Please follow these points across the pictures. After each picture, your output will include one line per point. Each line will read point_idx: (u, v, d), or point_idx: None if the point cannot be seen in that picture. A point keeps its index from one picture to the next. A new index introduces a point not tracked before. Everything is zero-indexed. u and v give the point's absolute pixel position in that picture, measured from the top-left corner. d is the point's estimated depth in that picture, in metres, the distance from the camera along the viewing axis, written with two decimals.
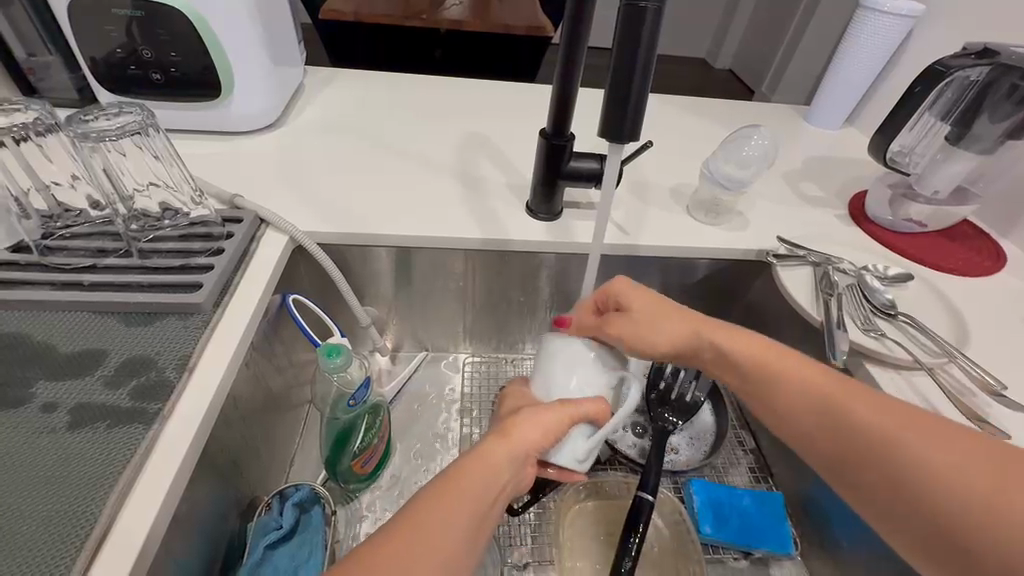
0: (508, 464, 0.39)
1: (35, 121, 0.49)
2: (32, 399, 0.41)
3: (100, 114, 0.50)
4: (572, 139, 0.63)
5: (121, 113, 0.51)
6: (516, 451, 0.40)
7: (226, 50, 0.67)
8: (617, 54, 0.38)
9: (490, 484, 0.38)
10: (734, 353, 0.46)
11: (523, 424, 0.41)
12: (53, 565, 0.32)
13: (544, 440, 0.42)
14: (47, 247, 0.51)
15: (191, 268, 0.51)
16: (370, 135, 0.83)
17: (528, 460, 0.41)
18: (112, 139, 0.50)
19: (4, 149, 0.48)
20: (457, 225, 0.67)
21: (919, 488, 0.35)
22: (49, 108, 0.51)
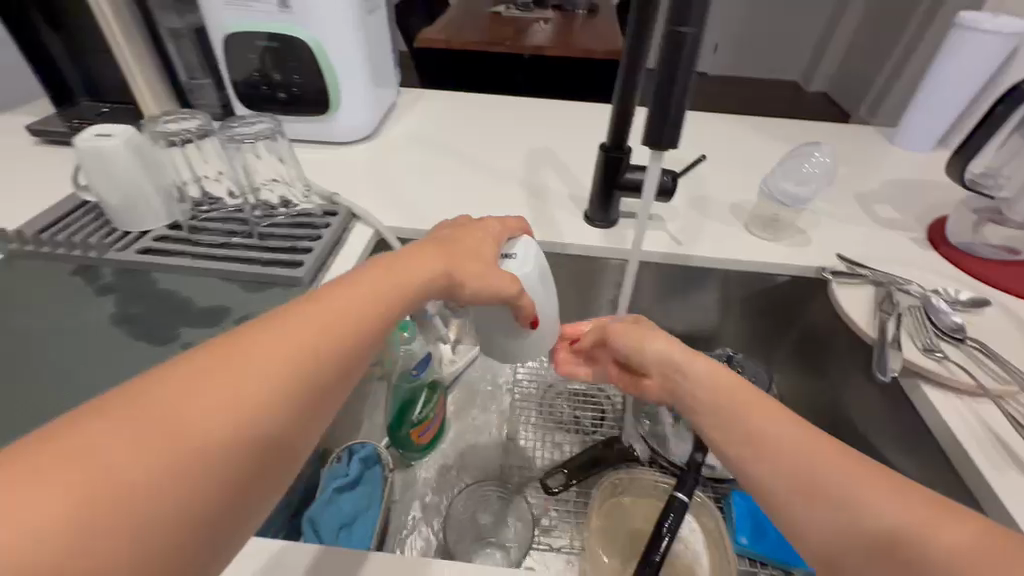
0: (305, 353, 0.32)
1: (199, 128, 0.63)
2: (176, 340, 0.52)
3: (243, 122, 0.64)
4: (628, 153, 0.67)
5: (257, 121, 0.64)
6: (318, 322, 0.34)
7: (337, 74, 0.79)
8: (661, 66, 0.42)
9: (271, 369, 0.30)
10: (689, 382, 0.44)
11: (346, 295, 0.36)
12: None
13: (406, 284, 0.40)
14: (193, 226, 0.64)
15: (297, 250, 0.62)
16: (450, 147, 0.92)
17: (348, 335, 0.35)
18: (249, 142, 0.63)
19: (173, 148, 0.62)
20: (521, 228, 0.74)
21: (875, 517, 0.30)
22: (206, 116, 0.65)
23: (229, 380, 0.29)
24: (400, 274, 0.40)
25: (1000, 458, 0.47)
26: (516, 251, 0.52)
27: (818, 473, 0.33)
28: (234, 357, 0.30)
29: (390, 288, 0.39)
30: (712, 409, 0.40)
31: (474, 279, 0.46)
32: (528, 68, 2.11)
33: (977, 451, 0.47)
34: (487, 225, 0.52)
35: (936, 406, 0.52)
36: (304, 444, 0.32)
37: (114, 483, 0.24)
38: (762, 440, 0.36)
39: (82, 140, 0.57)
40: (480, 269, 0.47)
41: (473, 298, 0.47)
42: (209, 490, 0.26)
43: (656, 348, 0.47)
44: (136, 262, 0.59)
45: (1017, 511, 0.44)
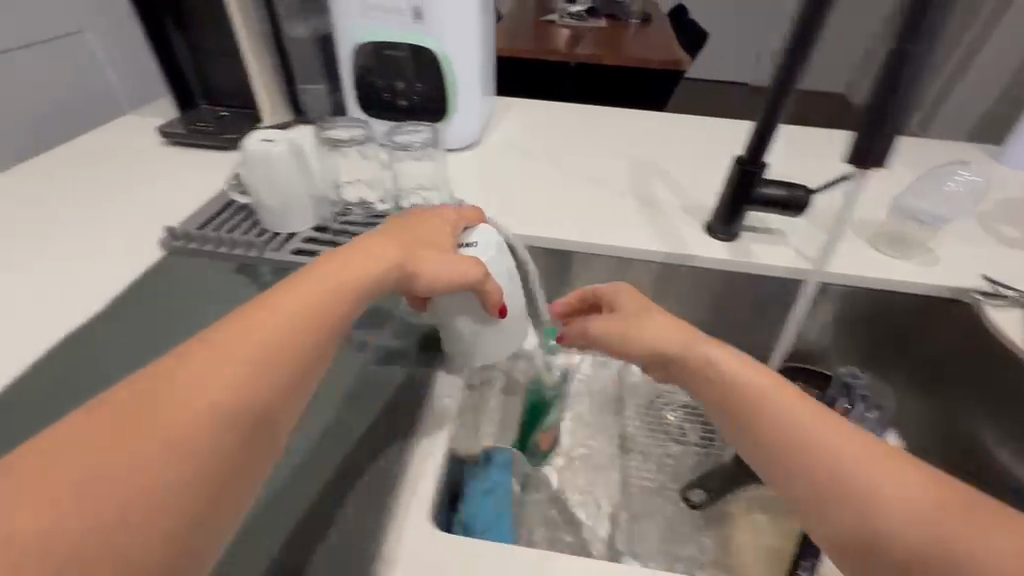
0: (249, 356, 0.36)
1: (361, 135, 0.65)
2: None
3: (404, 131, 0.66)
4: (763, 167, 0.67)
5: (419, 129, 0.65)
6: (250, 326, 0.37)
7: (459, 83, 0.81)
8: (876, 91, 0.43)
9: (212, 376, 0.34)
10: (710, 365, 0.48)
11: (287, 299, 0.40)
12: None
13: (358, 286, 0.44)
14: (336, 229, 0.67)
15: None
16: (552, 156, 0.93)
17: (303, 337, 0.39)
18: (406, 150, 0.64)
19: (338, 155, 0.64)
20: (643, 239, 0.74)
21: (878, 507, 0.37)
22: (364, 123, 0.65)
23: (175, 400, 0.32)
24: (339, 281, 0.43)
25: None
26: (477, 240, 0.55)
27: (854, 472, 0.38)
28: (176, 379, 0.33)
29: (334, 295, 0.42)
30: (752, 404, 0.45)
31: (430, 266, 0.49)
32: (575, 76, 2.17)
33: None
34: (439, 215, 0.55)
35: None
36: (265, 438, 0.36)
37: (51, 501, 0.27)
38: (795, 438, 0.42)
39: (250, 146, 0.60)
40: (434, 257, 0.50)
41: (430, 286, 0.50)
42: (177, 495, 0.30)
43: (654, 337, 0.53)
44: (292, 262, 0.62)
45: None
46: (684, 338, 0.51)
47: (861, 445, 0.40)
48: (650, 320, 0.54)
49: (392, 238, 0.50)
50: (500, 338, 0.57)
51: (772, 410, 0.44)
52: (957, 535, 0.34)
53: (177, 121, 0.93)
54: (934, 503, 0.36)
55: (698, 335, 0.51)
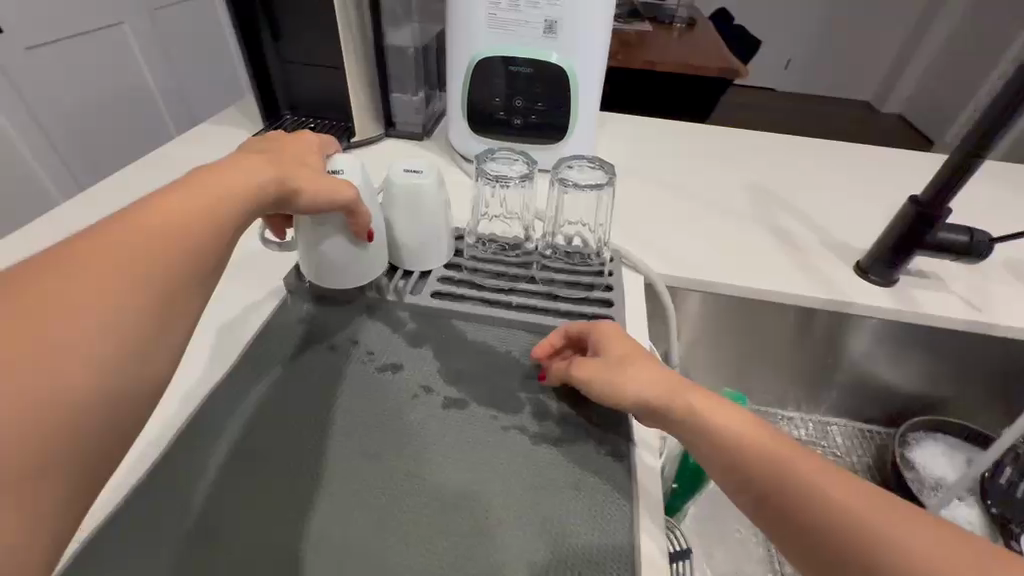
0: (134, 259, 0.31)
1: (527, 171, 0.61)
2: (522, 407, 0.47)
3: (576, 166, 0.60)
4: (946, 211, 0.61)
5: (594, 168, 0.60)
6: (144, 233, 0.32)
7: (581, 104, 0.75)
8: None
9: (97, 282, 0.29)
10: (679, 404, 0.41)
11: (172, 205, 0.34)
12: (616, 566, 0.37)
13: (244, 197, 0.38)
14: (472, 267, 0.60)
15: (595, 301, 0.58)
16: (662, 180, 0.87)
17: (184, 241, 0.33)
18: (580, 189, 0.59)
19: (495, 187, 0.61)
20: (794, 281, 0.68)
21: (870, 553, 0.31)
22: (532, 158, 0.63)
23: (73, 290, 0.28)
24: (225, 189, 0.38)
25: None
26: (341, 167, 0.50)
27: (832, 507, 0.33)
28: (71, 273, 0.28)
29: (221, 199, 0.37)
30: (739, 453, 0.38)
31: (310, 184, 0.45)
32: (618, 81, 2.10)
33: None
34: (301, 139, 0.49)
35: None
36: (178, 323, 0.32)
37: (43, 412, 0.25)
38: (793, 488, 0.35)
39: (397, 178, 0.53)
40: (311, 175, 0.45)
41: (312, 205, 0.46)
42: (97, 383, 0.27)
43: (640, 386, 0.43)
44: (434, 306, 0.55)
45: None
46: (665, 384, 0.42)
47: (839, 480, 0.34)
48: (633, 366, 0.44)
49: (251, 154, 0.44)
50: (369, 263, 0.54)
51: (752, 446, 0.37)
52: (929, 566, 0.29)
53: (262, 134, 0.86)
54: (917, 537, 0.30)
55: (680, 378, 0.43)
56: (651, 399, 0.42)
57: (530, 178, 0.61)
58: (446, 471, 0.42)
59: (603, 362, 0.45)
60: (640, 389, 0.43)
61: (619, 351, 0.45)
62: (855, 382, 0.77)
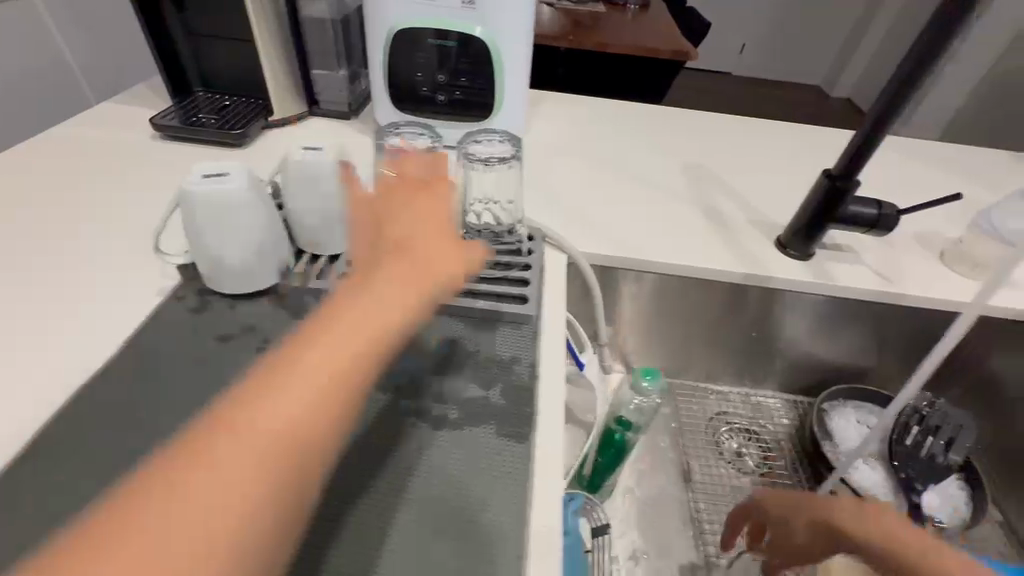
0: (305, 403, 0.31)
1: (432, 145, 0.58)
2: (426, 391, 0.45)
3: (483, 141, 0.59)
4: (856, 184, 0.62)
5: (498, 142, 0.59)
6: (309, 370, 0.32)
7: (507, 81, 0.73)
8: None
9: (266, 430, 0.29)
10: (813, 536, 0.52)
11: (334, 334, 0.34)
12: (506, 550, 0.36)
13: (407, 311, 0.37)
14: None
15: (509, 281, 0.55)
16: (597, 159, 0.85)
17: (349, 373, 0.33)
18: (489, 164, 0.57)
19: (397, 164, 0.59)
20: (719, 257, 0.68)
21: None
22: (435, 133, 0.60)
23: (271, 417, 0.30)
24: (387, 305, 0.36)
25: None
26: (228, 169, 0.46)
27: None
28: (253, 416, 0.30)
29: (389, 323, 0.36)
30: (891, 553, 0.45)
31: (445, 262, 0.41)
32: (575, 63, 2.09)
33: None
34: (436, 187, 0.45)
35: None
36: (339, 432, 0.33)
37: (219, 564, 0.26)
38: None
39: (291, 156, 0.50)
40: (436, 246, 0.41)
41: (455, 279, 0.42)
42: (261, 521, 0.28)
43: (804, 525, 0.52)
44: (341, 291, 0.53)
45: None
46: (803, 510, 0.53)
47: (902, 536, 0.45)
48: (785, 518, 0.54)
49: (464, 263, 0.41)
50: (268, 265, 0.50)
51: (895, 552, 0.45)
52: None
53: (172, 113, 0.80)
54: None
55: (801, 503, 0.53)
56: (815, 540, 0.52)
57: (435, 152, 0.58)
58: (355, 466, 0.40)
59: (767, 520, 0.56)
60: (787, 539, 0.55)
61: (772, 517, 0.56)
62: (783, 355, 0.78)
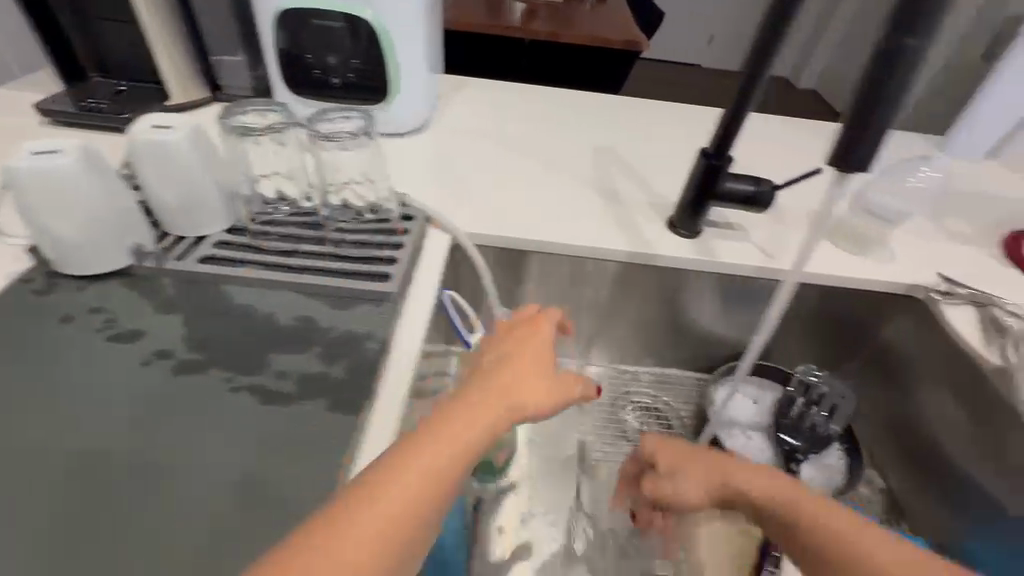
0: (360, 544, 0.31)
1: (282, 124, 0.57)
2: (265, 366, 0.45)
3: (333, 119, 0.58)
4: (729, 161, 0.63)
5: (346, 116, 0.59)
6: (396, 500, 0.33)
7: (400, 64, 0.73)
8: (863, 81, 0.36)
9: None
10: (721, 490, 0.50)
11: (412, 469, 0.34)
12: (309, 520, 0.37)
13: (473, 439, 0.37)
14: (258, 231, 0.57)
15: (376, 260, 0.56)
16: (506, 141, 0.85)
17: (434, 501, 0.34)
18: (340, 140, 0.58)
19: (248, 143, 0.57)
20: (607, 235, 0.69)
21: None
22: (286, 109, 0.59)
23: (325, 564, 0.30)
24: (466, 431, 0.37)
25: None
26: (57, 147, 0.45)
27: (857, 559, 0.40)
28: (310, 562, 0.30)
29: (459, 447, 0.36)
30: (777, 510, 0.46)
31: (537, 393, 0.42)
32: (531, 52, 2.07)
33: None
34: (536, 326, 0.48)
35: None
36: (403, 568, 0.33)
37: None
38: (823, 546, 0.42)
39: (138, 132, 0.49)
40: (534, 382, 0.42)
41: (545, 409, 0.42)
42: None
43: (696, 482, 0.52)
44: (200, 272, 0.52)
45: None
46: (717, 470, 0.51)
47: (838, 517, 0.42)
48: (686, 474, 0.52)
49: (543, 356, 0.45)
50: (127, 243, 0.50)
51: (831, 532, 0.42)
52: None
53: (63, 97, 0.78)
54: None
55: (724, 461, 0.51)
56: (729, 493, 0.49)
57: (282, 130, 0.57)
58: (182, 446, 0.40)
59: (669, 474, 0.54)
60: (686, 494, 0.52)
61: (680, 467, 0.53)
62: (685, 334, 0.79)
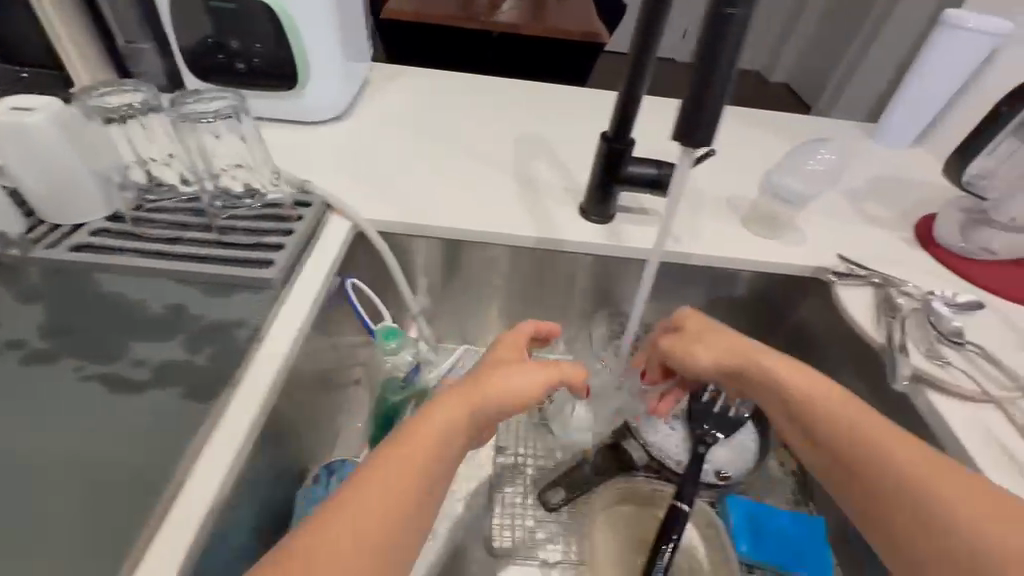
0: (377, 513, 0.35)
1: (143, 102, 0.55)
2: (123, 354, 0.45)
3: (199, 98, 0.57)
4: (632, 144, 0.63)
5: (216, 98, 0.57)
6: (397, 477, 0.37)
7: (309, 51, 0.72)
8: (698, 54, 0.38)
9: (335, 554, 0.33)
10: (736, 363, 0.53)
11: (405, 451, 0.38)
12: (138, 508, 0.36)
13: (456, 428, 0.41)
14: (140, 218, 0.56)
15: (264, 246, 0.55)
16: (429, 127, 0.83)
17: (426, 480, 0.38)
18: (207, 120, 0.56)
19: (113, 126, 0.55)
20: (514, 221, 0.68)
21: (900, 481, 0.40)
22: (153, 90, 0.57)
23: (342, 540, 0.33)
24: (445, 420, 0.41)
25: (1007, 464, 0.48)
26: None
27: (861, 439, 0.43)
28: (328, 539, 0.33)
29: (440, 438, 0.40)
30: (794, 394, 0.48)
31: (518, 375, 0.46)
32: None
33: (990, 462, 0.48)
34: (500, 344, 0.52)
35: (942, 413, 0.52)
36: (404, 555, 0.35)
37: None
38: (828, 428, 0.45)
39: None
40: (516, 370, 0.46)
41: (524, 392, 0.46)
42: None
43: (712, 357, 0.54)
44: (71, 261, 0.51)
45: None
46: (739, 351, 0.53)
47: (874, 427, 0.43)
48: (709, 342, 0.55)
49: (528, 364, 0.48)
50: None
51: (858, 433, 0.43)
52: (941, 497, 0.38)
53: None
54: (930, 474, 0.40)
55: (756, 343, 0.53)
56: (748, 376, 0.52)
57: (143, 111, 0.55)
58: (21, 435, 0.39)
59: (683, 342, 0.57)
60: (700, 361, 0.55)
61: (707, 338, 0.55)
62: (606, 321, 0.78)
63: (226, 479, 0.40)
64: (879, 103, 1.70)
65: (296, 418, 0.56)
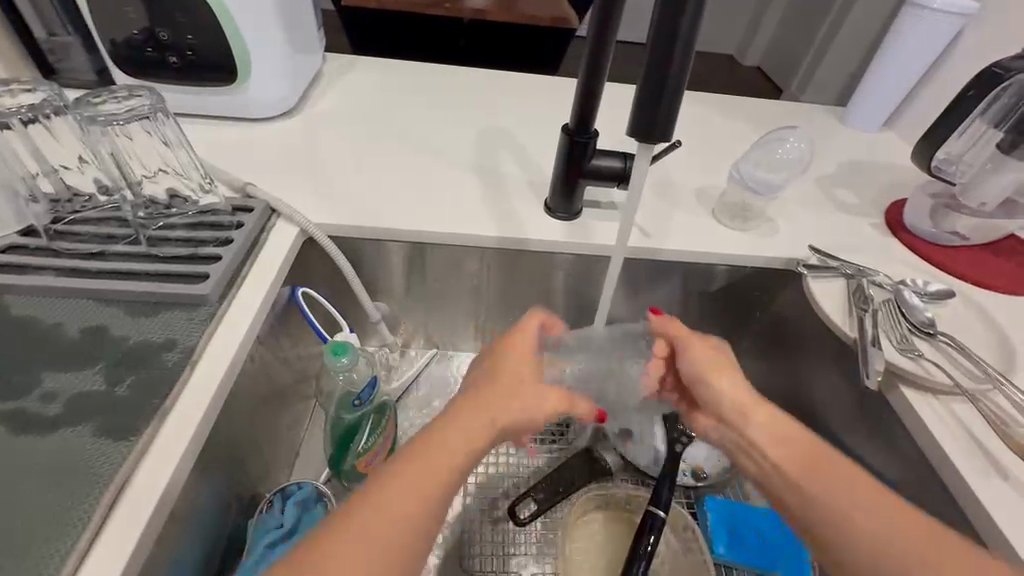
0: (392, 526, 0.34)
1: (42, 103, 0.49)
2: (35, 387, 0.41)
3: (109, 96, 0.51)
4: (595, 135, 0.60)
5: (131, 96, 0.52)
6: (405, 485, 0.35)
7: (249, 43, 0.66)
8: (653, 33, 0.38)
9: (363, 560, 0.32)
10: (732, 408, 0.46)
11: (414, 461, 0.37)
12: (45, 562, 0.33)
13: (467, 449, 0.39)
14: (57, 232, 0.51)
15: (199, 258, 0.51)
16: (384, 122, 0.78)
17: (447, 486, 0.37)
18: (120, 122, 0.51)
19: (11, 131, 0.48)
20: (475, 221, 0.65)
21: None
22: (57, 89, 0.51)
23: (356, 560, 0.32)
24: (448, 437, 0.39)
25: (981, 459, 0.47)
26: None
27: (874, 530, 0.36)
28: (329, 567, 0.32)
29: (449, 435, 0.39)
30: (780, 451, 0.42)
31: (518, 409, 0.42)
32: None
33: (962, 458, 0.47)
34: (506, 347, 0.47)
35: (914, 406, 0.51)
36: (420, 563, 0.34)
37: None
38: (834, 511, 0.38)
39: None
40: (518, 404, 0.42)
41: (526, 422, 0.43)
42: None
43: (730, 393, 0.46)
44: None
45: (1003, 521, 0.43)
46: (742, 398, 0.46)
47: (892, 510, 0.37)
48: (719, 382, 0.47)
49: (478, 407, 0.41)
50: None
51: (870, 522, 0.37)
52: None
53: None
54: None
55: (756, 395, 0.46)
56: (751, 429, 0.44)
57: (38, 114, 0.49)
58: None
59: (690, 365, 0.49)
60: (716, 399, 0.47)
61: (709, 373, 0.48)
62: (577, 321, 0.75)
63: (155, 519, 0.36)
64: (846, 83, 1.69)
65: (243, 443, 0.52)
